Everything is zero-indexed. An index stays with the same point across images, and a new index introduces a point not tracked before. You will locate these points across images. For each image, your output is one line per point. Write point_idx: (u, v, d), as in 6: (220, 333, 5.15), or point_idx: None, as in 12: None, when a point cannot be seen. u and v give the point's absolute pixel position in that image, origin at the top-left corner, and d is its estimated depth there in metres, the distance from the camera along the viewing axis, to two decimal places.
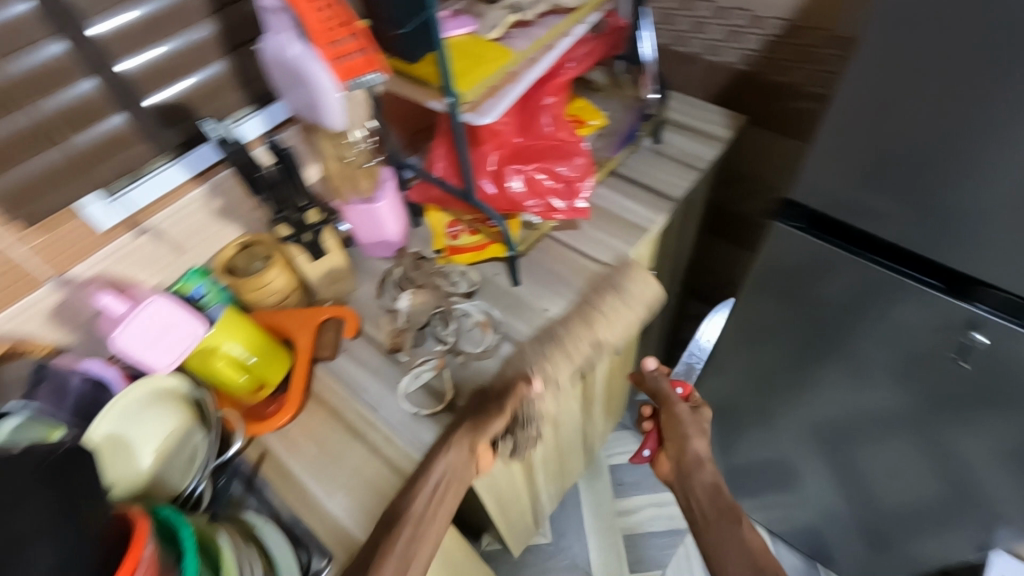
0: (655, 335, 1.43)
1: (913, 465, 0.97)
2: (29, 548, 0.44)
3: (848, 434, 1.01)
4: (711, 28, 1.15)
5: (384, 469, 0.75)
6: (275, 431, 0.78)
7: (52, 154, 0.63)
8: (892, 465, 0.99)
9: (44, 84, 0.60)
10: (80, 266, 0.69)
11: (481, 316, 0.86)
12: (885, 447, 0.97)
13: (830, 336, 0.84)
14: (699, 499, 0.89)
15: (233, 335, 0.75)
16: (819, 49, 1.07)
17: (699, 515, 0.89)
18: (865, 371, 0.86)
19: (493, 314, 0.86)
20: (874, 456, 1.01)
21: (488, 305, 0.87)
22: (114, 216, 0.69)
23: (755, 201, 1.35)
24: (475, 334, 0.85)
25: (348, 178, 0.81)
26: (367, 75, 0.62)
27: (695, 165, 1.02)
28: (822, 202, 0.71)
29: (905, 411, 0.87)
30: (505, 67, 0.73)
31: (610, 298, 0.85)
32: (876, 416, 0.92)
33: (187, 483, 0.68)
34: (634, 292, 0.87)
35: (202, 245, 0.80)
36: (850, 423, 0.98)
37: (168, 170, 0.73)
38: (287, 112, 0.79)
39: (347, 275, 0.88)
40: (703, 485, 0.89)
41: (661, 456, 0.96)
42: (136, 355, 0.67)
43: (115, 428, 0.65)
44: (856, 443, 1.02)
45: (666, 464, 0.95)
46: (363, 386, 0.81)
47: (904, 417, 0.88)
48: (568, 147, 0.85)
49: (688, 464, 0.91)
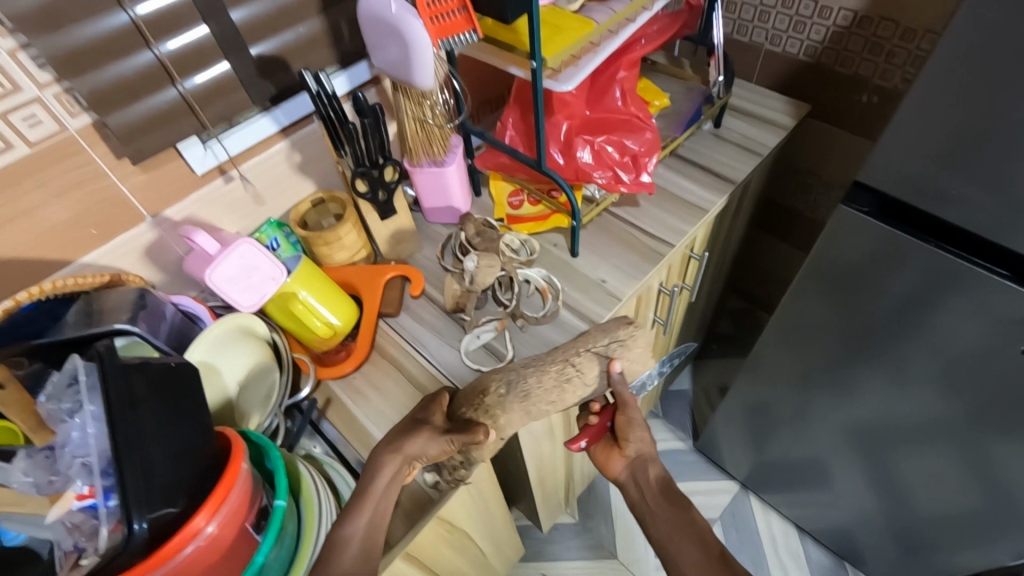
0: (696, 324, 1.43)
1: (958, 469, 0.94)
2: (146, 455, 0.48)
3: (892, 432, 0.99)
4: (775, 18, 1.15)
5: None
6: (340, 378, 0.81)
7: (166, 94, 0.65)
8: (935, 469, 0.97)
9: (167, 25, 0.62)
10: (174, 208, 0.74)
11: (542, 283, 0.87)
12: (930, 449, 0.95)
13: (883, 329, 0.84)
14: (648, 498, 0.76)
15: (309, 285, 0.78)
16: (888, 41, 1.05)
17: (645, 513, 0.76)
18: (906, 364, 0.86)
19: (553, 281, 0.88)
20: (913, 458, 0.99)
21: (548, 273, 0.89)
22: (209, 161, 0.73)
23: (810, 194, 1.36)
24: (535, 299, 0.87)
25: (423, 140, 0.83)
26: (462, 35, 0.66)
27: (757, 151, 1.02)
28: (891, 185, 0.71)
29: (958, 409, 0.85)
30: (587, 37, 0.75)
31: (604, 342, 0.73)
32: (921, 417, 0.91)
33: (263, 419, 0.73)
34: (630, 348, 0.73)
35: (281, 197, 0.84)
36: (893, 422, 0.96)
37: (259, 120, 0.75)
38: (369, 74, 0.82)
39: (411, 237, 0.91)
40: (656, 478, 0.76)
41: (611, 454, 0.80)
42: (226, 293, 0.71)
43: (208, 355, 0.69)
44: (900, 443, 1.00)
45: (618, 463, 0.80)
46: (424, 342, 0.84)
47: (956, 416, 0.86)
48: (638, 122, 0.87)
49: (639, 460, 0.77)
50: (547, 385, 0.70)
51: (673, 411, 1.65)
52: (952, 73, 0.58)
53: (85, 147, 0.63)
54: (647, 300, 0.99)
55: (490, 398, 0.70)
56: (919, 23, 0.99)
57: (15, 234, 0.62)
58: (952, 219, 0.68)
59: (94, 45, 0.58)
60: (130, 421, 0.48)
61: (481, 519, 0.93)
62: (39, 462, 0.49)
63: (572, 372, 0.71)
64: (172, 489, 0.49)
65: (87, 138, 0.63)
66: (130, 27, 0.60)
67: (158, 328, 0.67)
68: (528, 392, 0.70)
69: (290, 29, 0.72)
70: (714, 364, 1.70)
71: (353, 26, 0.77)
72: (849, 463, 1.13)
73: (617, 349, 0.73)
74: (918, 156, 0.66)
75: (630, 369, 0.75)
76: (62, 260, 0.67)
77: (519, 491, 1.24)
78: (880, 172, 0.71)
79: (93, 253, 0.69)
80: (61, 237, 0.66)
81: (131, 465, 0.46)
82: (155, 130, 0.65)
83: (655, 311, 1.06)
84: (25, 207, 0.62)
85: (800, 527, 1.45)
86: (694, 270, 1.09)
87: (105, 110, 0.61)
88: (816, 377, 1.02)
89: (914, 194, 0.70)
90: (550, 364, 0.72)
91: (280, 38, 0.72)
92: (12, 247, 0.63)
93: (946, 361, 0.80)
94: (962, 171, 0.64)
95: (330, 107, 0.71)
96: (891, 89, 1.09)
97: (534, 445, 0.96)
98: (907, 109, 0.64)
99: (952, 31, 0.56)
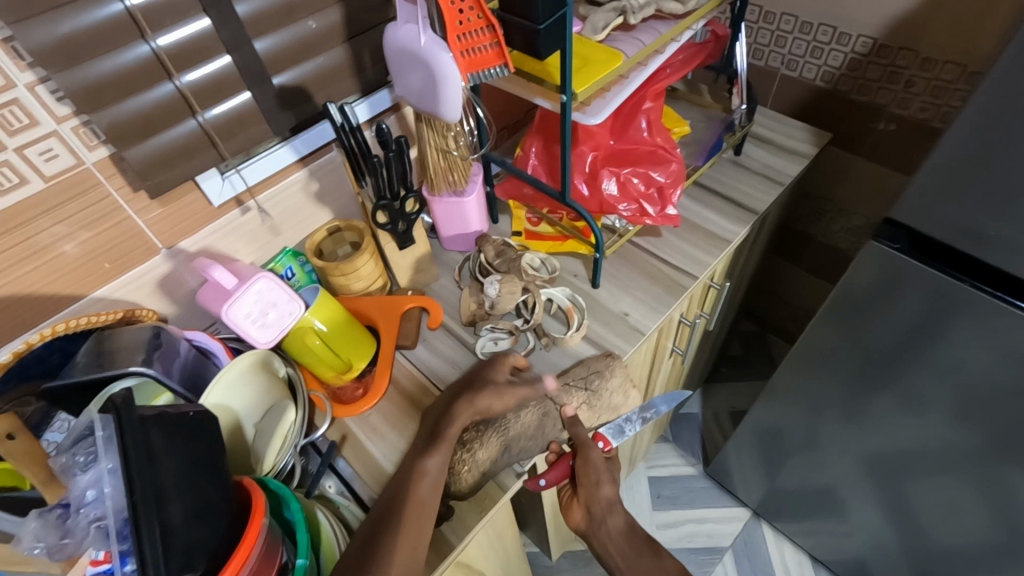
0: (709, 348, 1.41)
1: (979, 508, 0.92)
2: (165, 517, 0.45)
3: (913, 469, 0.96)
4: (792, 44, 1.14)
5: None
6: (358, 416, 0.77)
7: (184, 126, 0.63)
8: (957, 505, 0.95)
9: (189, 56, 0.61)
10: (188, 239, 0.71)
11: (566, 302, 0.85)
12: (952, 487, 0.93)
13: (904, 363, 0.82)
14: (613, 548, 0.75)
15: (328, 315, 0.76)
16: (908, 69, 1.03)
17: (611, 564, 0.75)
18: (917, 398, 0.85)
19: (578, 300, 0.85)
20: (934, 494, 0.97)
21: (572, 292, 0.87)
22: (226, 193, 0.71)
23: (824, 220, 1.35)
24: (560, 318, 0.86)
25: (445, 171, 0.81)
26: (492, 69, 0.64)
27: (778, 180, 1.01)
28: (925, 223, 0.69)
29: (983, 450, 0.83)
30: (615, 70, 0.71)
31: (582, 375, 0.77)
32: (942, 453, 0.89)
33: (278, 459, 0.69)
34: (607, 378, 0.77)
35: (297, 226, 0.82)
36: (915, 458, 0.94)
37: (278, 150, 0.74)
38: (389, 101, 0.81)
39: (428, 266, 0.89)
40: (617, 528, 0.75)
41: (569, 501, 0.78)
42: (243, 329, 0.68)
43: (226, 396, 0.66)
44: (918, 480, 0.97)
45: (577, 513, 0.78)
46: (442, 376, 0.81)
47: (980, 457, 0.84)
48: (663, 152, 0.86)
49: (599, 511, 0.75)
50: (528, 419, 0.74)
51: (683, 436, 1.61)
52: (998, 116, 0.56)
53: (101, 181, 0.61)
54: (667, 331, 0.97)
55: (467, 435, 0.71)
56: (940, 53, 0.98)
57: (28, 270, 0.60)
58: (989, 260, 0.66)
59: (113, 78, 0.56)
60: (148, 481, 0.45)
61: (497, 558, 0.90)
62: (49, 523, 0.45)
63: (551, 406, 0.75)
64: (191, 550, 0.46)
65: (102, 171, 0.61)
66: (152, 58, 0.58)
67: (172, 367, 0.65)
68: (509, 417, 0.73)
69: (313, 58, 0.71)
70: (725, 387, 1.67)
71: (376, 54, 0.76)
72: (866, 496, 1.10)
73: (596, 380, 0.77)
74: (953, 197, 0.64)
75: (608, 402, 0.78)
76: (75, 295, 0.65)
77: (530, 520, 1.20)
78: (916, 211, 0.69)
79: (104, 288, 0.67)
80: (74, 272, 0.64)
81: (148, 531, 0.43)
82: (178, 162, 0.64)
83: (673, 342, 1.04)
84: (38, 242, 0.60)
85: (813, 557, 1.41)
86: (713, 299, 1.07)
87: (122, 144, 0.59)
88: (837, 410, 1.00)
89: (952, 234, 0.67)
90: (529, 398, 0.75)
91: (302, 67, 0.70)
92: (25, 282, 0.61)
93: (970, 401, 0.78)
94: (1005, 213, 0.61)
95: (354, 139, 0.70)
96: (910, 117, 1.08)
97: None
98: (949, 150, 0.62)
99: (1000, 74, 0.55)
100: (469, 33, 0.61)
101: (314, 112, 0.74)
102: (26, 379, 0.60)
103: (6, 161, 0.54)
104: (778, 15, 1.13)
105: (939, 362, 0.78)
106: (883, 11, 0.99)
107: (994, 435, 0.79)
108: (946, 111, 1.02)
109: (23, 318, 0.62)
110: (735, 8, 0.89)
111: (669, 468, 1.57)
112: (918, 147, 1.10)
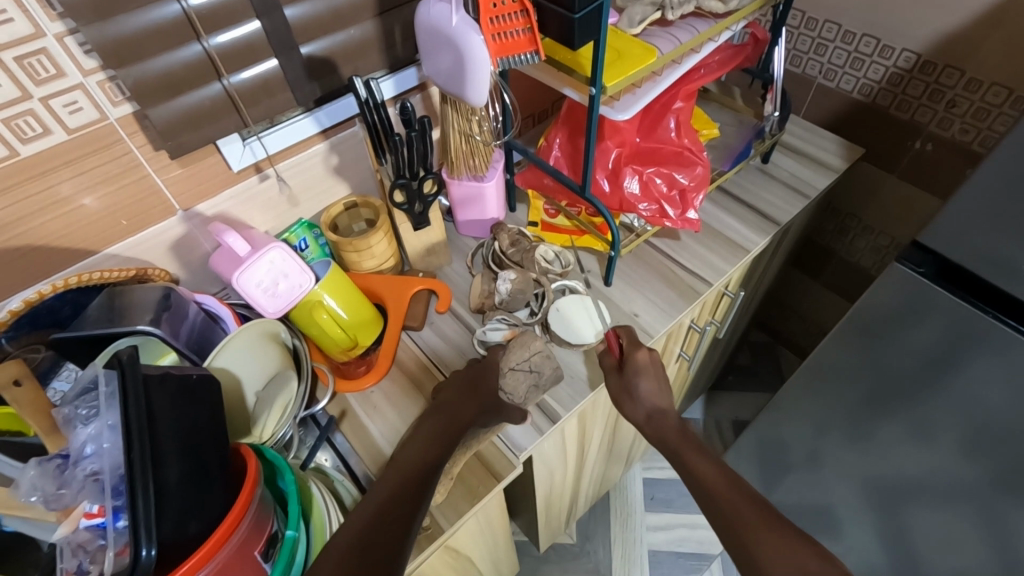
0: (717, 356, 1.39)
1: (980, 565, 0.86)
2: (159, 475, 0.46)
3: (912, 518, 0.90)
4: (831, 53, 1.09)
5: (484, 472, 0.72)
6: (359, 393, 0.78)
7: (211, 89, 0.63)
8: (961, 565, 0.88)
9: (221, 19, 0.60)
10: (205, 203, 0.72)
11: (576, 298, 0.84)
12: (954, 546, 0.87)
13: (903, 385, 0.80)
14: None
15: (338, 293, 0.75)
16: (950, 88, 0.98)
17: None
18: (919, 429, 0.80)
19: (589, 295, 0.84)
20: (944, 557, 0.89)
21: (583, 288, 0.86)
22: (246, 159, 0.71)
23: (847, 236, 1.31)
24: None
25: (467, 155, 0.79)
26: (523, 55, 0.63)
27: (804, 192, 0.98)
28: (953, 249, 0.66)
29: (988, 503, 0.78)
30: (649, 66, 0.69)
31: (518, 360, 0.75)
32: (948, 493, 0.82)
33: (277, 429, 0.68)
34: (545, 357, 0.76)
35: (315, 198, 0.83)
36: (912, 501, 0.89)
37: (301, 121, 0.74)
38: (417, 79, 0.81)
39: (442, 250, 0.88)
40: None
41: None
42: (253, 298, 0.69)
43: (229, 362, 0.66)
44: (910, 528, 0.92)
45: None
46: (445, 360, 0.81)
47: (986, 512, 0.79)
48: (689, 155, 0.84)
49: None
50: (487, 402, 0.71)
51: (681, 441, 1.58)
52: None
53: (123, 137, 0.61)
54: (676, 335, 0.95)
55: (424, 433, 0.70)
56: (985, 72, 0.92)
57: (46, 220, 0.61)
58: (1021, 296, 0.63)
59: (145, 35, 0.56)
60: (147, 437, 0.45)
61: (485, 545, 0.89)
62: (47, 473, 0.46)
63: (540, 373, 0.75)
64: (187, 512, 0.47)
65: (126, 128, 0.61)
66: (182, 19, 0.57)
67: (179, 329, 0.65)
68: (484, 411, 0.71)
69: (344, 31, 0.69)
70: (728, 396, 1.64)
71: (407, 31, 0.74)
72: (858, 534, 1.02)
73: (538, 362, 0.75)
74: (988, 227, 0.62)
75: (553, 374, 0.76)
76: (90, 250, 0.66)
77: (521, 511, 1.19)
78: (949, 239, 0.66)
79: (120, 245, 0.68)
80: (90, 226, 0.64)
81: (144, 486, 0.44)
82: (200, 124, 0.63)
83: (682, 346, 1.02)
84: (58, 194, 0.60)
85: None
86: (726, 306, 1.04)
87: (146, 103, 0.59)
88: (838, 433, 0.96)
89: (980, 263, 0.65)
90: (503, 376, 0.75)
91: (332, 38, 0.69)
92: (41, 232, 0.61)
93: (987, 445, 0.74)
94: None
95: (376, 115, 0.70)
96: (948, 138, 1.03)
97: (547, 468, 0.93)
98: (987, 179, 0.60)
99: None
100: (503, 16, 0.60)
101: (340, 85, 0.73)
102: (37, 328, 0.61)
103: (31, 110, 0.55)
104: (820, 21, 1.08)
105: (951, 396, 0.74)
106: (932, 24, 0.94)
107: (1013, 480, 0.73)
108: (986, 135, 0.98)
109: (41, 267, 0.63)
110: (779, 11, 0.86)
111: (666, 471, 1.52)
112: (952, 170, 1.05)
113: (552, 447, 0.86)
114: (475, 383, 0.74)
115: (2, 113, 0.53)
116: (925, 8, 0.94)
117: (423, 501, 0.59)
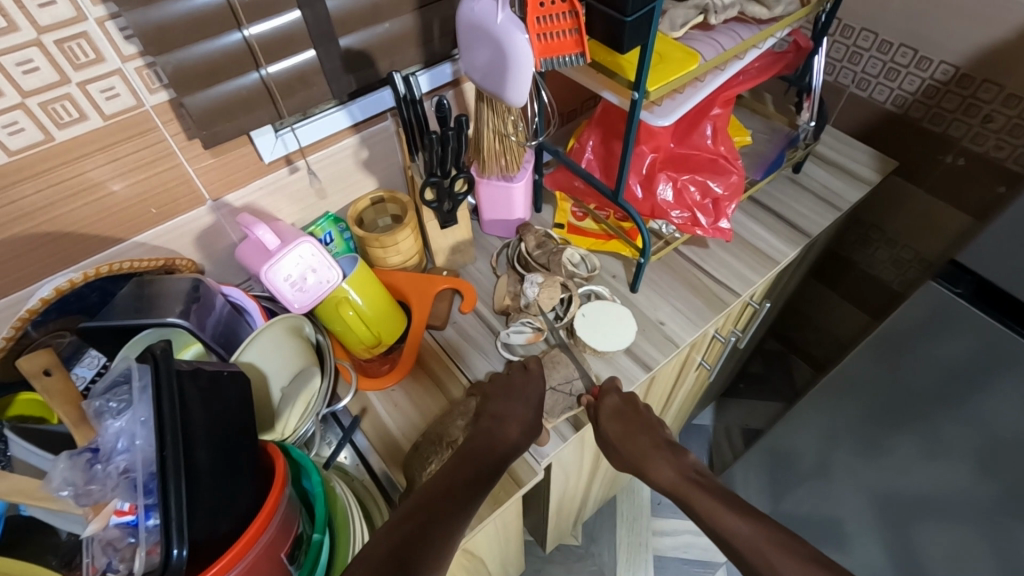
0: (732, 364, 1.37)
1: None
2: (192, 473, 0.45)
3: None
4: (867, 62, 1.07)
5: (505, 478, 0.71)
6: (380, 390, 0.77)
7: (247, 79, 0.62)
8: None
9: (259, 8, 0.59)
10: (235, 194, 0.71)
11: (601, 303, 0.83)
12: None
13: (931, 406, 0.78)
14: None
15: (363, 289, 0.74)
16: (988, 103, 0.95)
17: None
18: (938, 452, 0.78)
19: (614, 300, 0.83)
20: None
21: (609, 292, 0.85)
22: (278, 151, 0.70)
23: (871, 248, 1.29)
24: None
25: (499, 155, 0.78)
26: (568, 57, 0.61)
27: (835, 204, 0.97)
28: (994, 271, 0.64)
29: None
30: (691, 72, 0.68)
31: (559, 380, 0.76)
32: None
33: (300, 424, 0.68)
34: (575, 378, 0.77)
35: (342, 191, 0.81)
36: None
37: (334, 113, 0.73)
38: (450, 75, 0.80)
39: (466, 248, 0.87)
40: None
41: None
42: (280, 292, 0.68)
43: (256, 357, 0.65)
44: None
45: None
46: (468, 360, 0.80)
47: None
48: (725, 162, 0.83)
49: None
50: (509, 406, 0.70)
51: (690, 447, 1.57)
52: None
53: (157, 125, 0.60)
54: (699, 344, 0.94)
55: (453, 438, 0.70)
56: None
57: (78, 206, 0.60)
58: None
59: (183, 21, 0.55)
60: (179, 434, 0.45)
61: (498, 548, 0.88)
62: (78, 466, 0.45)
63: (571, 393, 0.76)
64: (217, 512, 0.47)
65: (161, 115, 0.60)
66: (224, 7, 0.56)
67: (206, 321, 0.64)
68: (503, 415, 0.70)
69: (382, 24, 0.68)
70: (739, 404, 1.63)
71: (445, 26, 0.73)
72: None
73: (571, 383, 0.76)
74: None
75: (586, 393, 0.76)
76: (120, 237, 0.65)
77: (529, 512, 1.18)
78: (991, 262, 0.64)
79: (148, 233, 0.67)
80: (122, 213, 0.63)
81: (176, 485, 0.43)
82: (233, 114, 0.62)
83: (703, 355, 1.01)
84: (89, 179, 0.59)
85: None
86: (749, 317, 1.03)
87: (184, 90, 0.58)
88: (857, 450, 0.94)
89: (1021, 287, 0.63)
90: (526, 380, 0.74)
91: (370, 31, 0.68)
92: (72, 218, 0.61)
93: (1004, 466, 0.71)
94: None
95: (412, 111, 0.69)
96: (982, 154, 1.00)
97: (562, 472, 0.92)
98: None
99: None
100: (550, 16, 0.59)
101: (375, 79, 0.72)
102: (65, 313, 0.60)
103: (69, 94, 0.54)
104: (857, 30, 1.05)
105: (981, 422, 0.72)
106: (975, 37, 0.92)
107: None
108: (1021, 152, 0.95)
109: (71, 252, 0.63)
110: (822, 19, 0.84)
111: None
112: (985, 187, 1.03)
113: (570, 453, 0.86)
114: (498, 387, 0.74)
115: (40, 96, 0.53)
116: (969, 20, 0.91)
117: (448, 509, 0.59)
